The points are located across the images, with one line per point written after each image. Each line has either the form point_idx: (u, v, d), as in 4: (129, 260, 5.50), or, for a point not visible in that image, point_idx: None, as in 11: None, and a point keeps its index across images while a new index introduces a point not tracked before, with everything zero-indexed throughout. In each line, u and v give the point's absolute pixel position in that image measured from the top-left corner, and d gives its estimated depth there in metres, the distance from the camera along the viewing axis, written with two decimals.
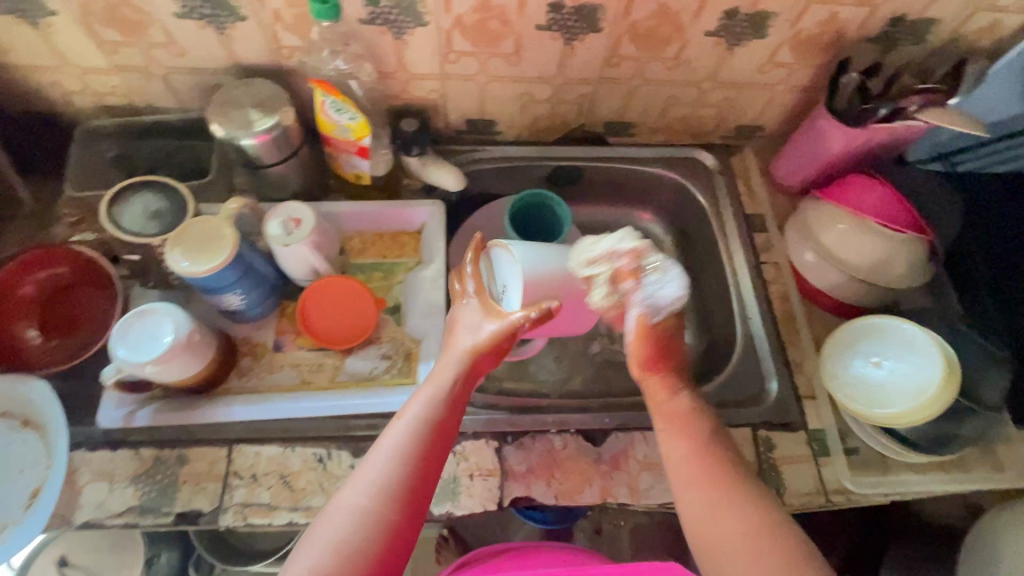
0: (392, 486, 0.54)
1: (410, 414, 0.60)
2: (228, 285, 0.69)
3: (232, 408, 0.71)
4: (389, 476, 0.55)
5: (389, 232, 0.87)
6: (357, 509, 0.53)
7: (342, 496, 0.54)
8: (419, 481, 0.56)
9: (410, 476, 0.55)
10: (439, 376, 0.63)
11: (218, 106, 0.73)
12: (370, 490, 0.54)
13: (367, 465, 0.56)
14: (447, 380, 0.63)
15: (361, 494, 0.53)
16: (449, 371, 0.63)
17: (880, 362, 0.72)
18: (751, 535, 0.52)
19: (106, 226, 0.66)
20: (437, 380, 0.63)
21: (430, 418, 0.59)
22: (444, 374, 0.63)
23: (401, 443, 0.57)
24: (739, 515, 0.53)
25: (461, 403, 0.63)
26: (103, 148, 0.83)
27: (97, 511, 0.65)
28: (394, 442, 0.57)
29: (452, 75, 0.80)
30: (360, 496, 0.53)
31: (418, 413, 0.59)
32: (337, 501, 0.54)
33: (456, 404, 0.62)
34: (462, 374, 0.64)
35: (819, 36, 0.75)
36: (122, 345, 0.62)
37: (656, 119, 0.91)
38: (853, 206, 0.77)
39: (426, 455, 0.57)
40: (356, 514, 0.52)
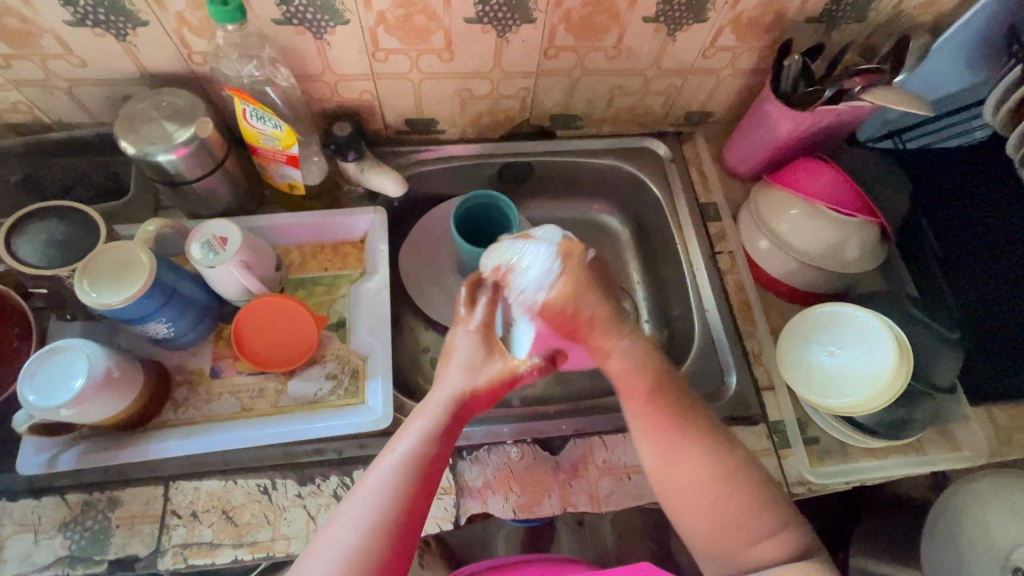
0: (384, 523, 0.53)
1: (404, 446, 0.58)
2: (149, 314, 0.64)
3: (166, 444, 0.67)
4: (381, 513, 0.53)
5: (330, 243, 0.82)
6: (344, 547, 0.51)
7: (327, 532, 0.53)
8: (406, 519, 0.54)
9: (401, 513, 0.53)
10: (432, 406, 0.61)
11: (127, 120, 0.68)
12: (360, 528, 0.52)
13: (356, 500, 0.54)
14: (441, 408, 0.60)
15: (350, 531, 0.52)
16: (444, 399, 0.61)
17: (835, 350, 0.71)
18: (710, 482, 0.57)
19: (5, 260, 0.61)
20: (431, 408, 0.60)
21: (423, 450, 0.57)
22: (436, 401, 0.61)
23: (395, 477, 0.55)
24: (701, 462, 0.57)
25: (456, 432, 0.61)
26: (10, 170, 0.77)
27: (21, 566, 0.61)
28: (388, 476, 0.55)
29: (383, 74, 0.75)
30: (350, 533, 0.52)
31: (409, 449, 0.57)
32: (324, 539, 0.52)
33: (448, 437, 0.60)
34: (456, 401, 0.61)
35: (759, 18, 0.73)
36: (31, 389, 0.57)
37: (603, 109, 0.88)
38: (803, 191, 0.75)
39: (420, 489, 0.55)
40: (345, 553, 0.51)
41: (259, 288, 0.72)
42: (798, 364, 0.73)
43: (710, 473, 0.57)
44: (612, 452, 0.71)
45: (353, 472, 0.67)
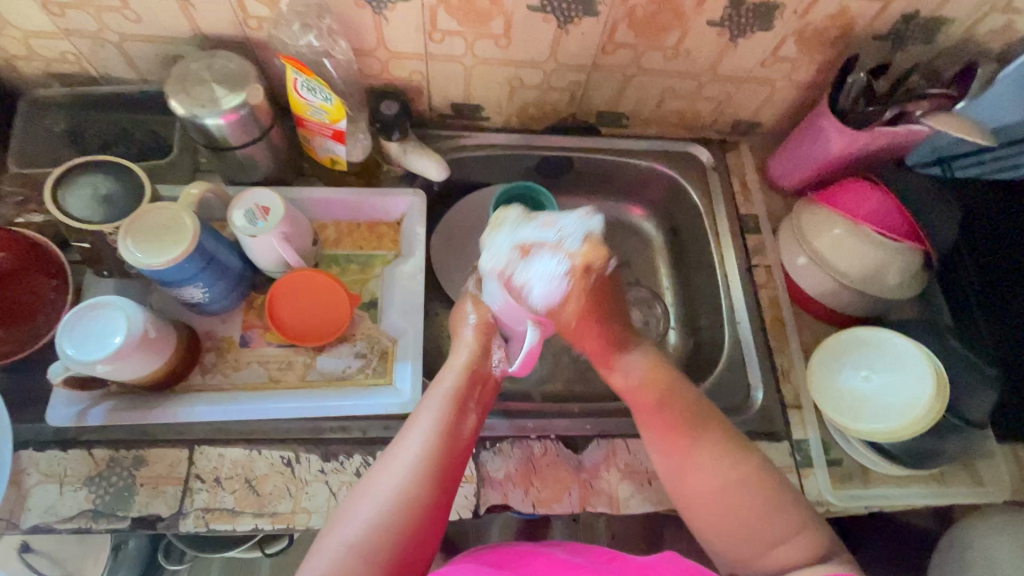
0: (403, 498, 0.56)
1: (420, 426, 0.61)
2: (189, 277, 0.64)
3: (194, 408, 0.67)
4: (401, 488, 0.56)
5: (366, 221, 0.82)
6: (369, 519, 0.54)
7: (352, 506, 0.56)
8: (432, 484, 0.57)
9: (424, 478, 0.57)
10: (451, 380, 0.65)
11: (178, 80, 0.67)
12: (382, 502, 0.55)
13: (378, 479, 0.57)
14: (454, 388, 0.64)
15: (373, 504, 0.55)
16: (454, 382, 0.65)
17: (868, 376, 0.71)
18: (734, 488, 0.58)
19: (51, 211, 0.61)
20: (441, 391, 0.64)
21: (439, 429, 0.61)
22: (447, 382, 0.65)
23: (420, 446, 0.59)
24: (713, 470, 0.59)
25: (470, 410, 0.64)
26: (52, 120, 0.76)
27: (45, 515, 0.61)
28: (406, 455, 0.59)
29: (436, 55, 0.74)
30: (372, 505, 0.55)
31: (434, 419, 0.61)
32: (349, 511, 0.56)
33: (467, 408, 0.64)
34: (466, 384, 0.65)
35: (826, 31, 0.71)
36: (69, 343, 0.57)
37: (651, 110, 0.86)
38: (850, 211, 0.75)
39: (439, 465, 0.58)
40: (368, 524, 0.54)
41: (296, 260, 0.71)
42: (829, 385, 0.72)
43: (764, 508, 0.57)
44: (635, 455, 0.71)
45: (377, 453, 0.68)
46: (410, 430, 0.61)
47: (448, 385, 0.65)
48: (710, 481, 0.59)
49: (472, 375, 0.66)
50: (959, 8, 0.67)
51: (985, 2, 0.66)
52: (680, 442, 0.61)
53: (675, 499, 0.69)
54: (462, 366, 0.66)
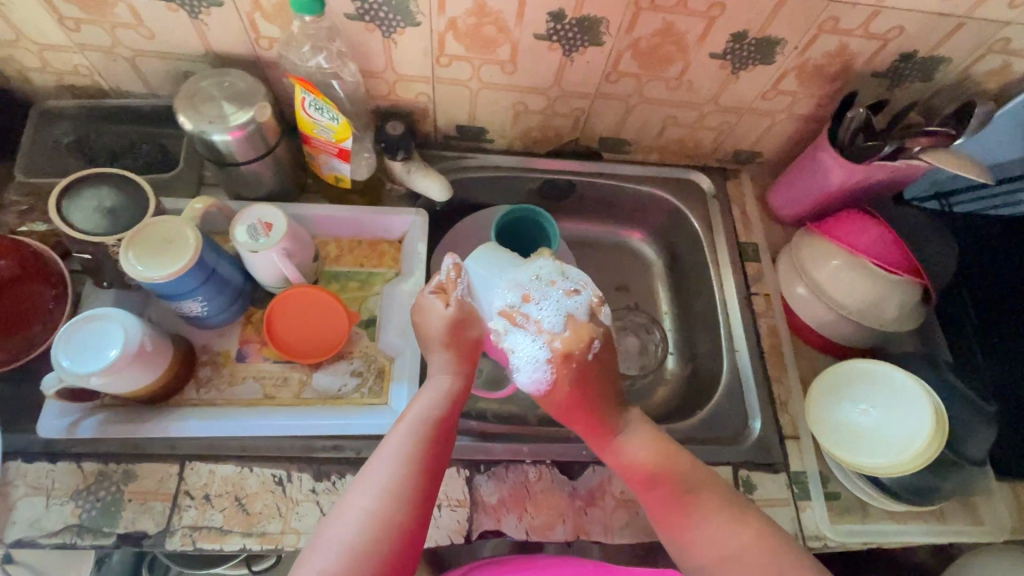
0: (380, 522, 0.52)
1: (394, 446, 0.58)
2: (187, 291, 0.64)
3: (187, 422, 0.67)
4: (377, 512, 0.53)
5: (367, 239, 0.82)
6: (345, 546, 0.51)
7: (325, 534, 0.52)
8: (411, 509, 0.54)
9: (400, 502, 0.54)
10: (427, 395, 0.63)
11: (187, 96, 0.68)
12: (356, 526, 0.52)
13: (350, 504, 0.54)
14: (430, 406, 0.62)
15: (348, 530, 0.52)
16: (431, 400, 0.62)
17: (867, 409, 0.70)
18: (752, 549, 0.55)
19: (55, 222, 0.61)
20: (416, 410, 0.61)
21: (415, 448, 0.58)
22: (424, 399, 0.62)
23: (396, 468, 0.56)
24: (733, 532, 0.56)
25: (448, 429, 0.61)
26: (60, 131, 0.77)
27: (30, 530, 0.60)
28: (380, 477, 0.55)
29: (442, 79, 0.75)
30: (346, 532, 0.51)
31: (409, 438, 0.58)
32: (320, 540, 0.52)
33: (443, 426, 0.61)
34: (442, 402, 0.62)
35: (825, 67, 0.72)
36: (65, 354, 0.57)
37: (653, 138, 0.87)
38: (849, 243, 0.75)
39: (415, 486, 0.55)
40: (343, 551, 0.50)
41: (296, 277, 0.71)
42: (827, 418, 0.72)
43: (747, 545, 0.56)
44: (630, 484, 0.70)
45: None
46: (382, 451, 0.58)
47: (425, 403, 0.62)
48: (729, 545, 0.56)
49: (449, 393, 0.63)
50: (956, 48, 0.69)
51: (981, 44, 0.68)
52: (679, 507, 0.59)
53: None
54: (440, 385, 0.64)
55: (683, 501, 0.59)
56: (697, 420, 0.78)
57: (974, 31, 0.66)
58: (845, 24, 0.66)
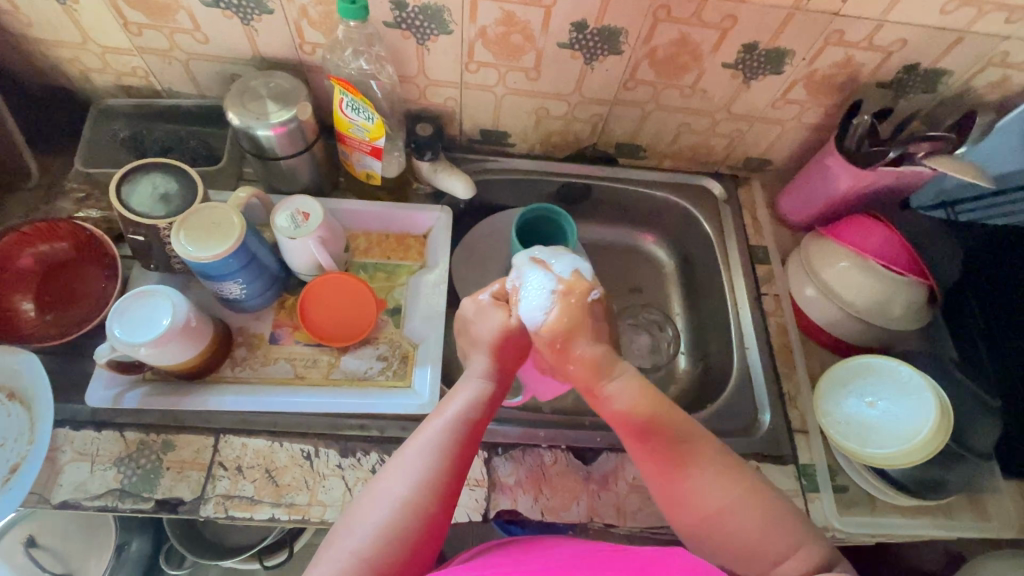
0: (410, 512, 0.54)
1: (430, 434, 0.59)
2: (230, 273, 0.68)
3: (224, 397, 0.71)
4: (408, 501, 0.55)
5: (394, 233, 0.87)
6: (376, 530, 0.53)
7: (359, 514, 0.55)
8: (439, 499, 0.56)
9: (430, 492, 0.56)
10: (465, 387, 0.63)
11: (236, 95, 0.74)
12: (389, 510, 0.54)
13: (383, 488, 0.56)
14: (470, 397, 0.62)
15: (380, 514, 0.54)
16: (468, 397, 0.62)
17: (873, 403, 0.73)
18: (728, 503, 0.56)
19: (115, 205, 0.66)
20: (453, 405, 0.62)
21: (452, 438, 0.59)
22: (464, 392, 0.63)
23: (429, 458, 0.57)
24: (713, 486, 0.56)
25: (482, 428, 0.62)
26: (115, 127, 0.83)
27: (75, 492, 0.64)
28: (413, 465, 0.57)
29: (470, 84, 0.81)
30: (378, 516, 0.54)
31: (442, 430, 0.59)
32: (355, 519, 0.55)
33: (479, 420, 0.61)
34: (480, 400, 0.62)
35: (833, 77, 0.77)
36: (118, 325, 0.61)
37: (667, 144, 0.92)
38: (855, 245, 0.78)
39: (446, 481, 0.57)
40: (374, 535, 0.53)
41: (329, 264, 0.76)
42: (835, 411, 0.74)
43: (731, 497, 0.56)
44: (643, 470, 0.72)
45: (393, 452, 0.70)
46: (417, 441, 0.59)
47: (462, 399, 0.62)
48: (715, 496, 0.56)
49: (486, 393, 0.63)
50: (957, 61, 0.73)
51: (981, 57, 0.72)
52: (669, 465, 0.58)
53: None
54: (478, 382, 0.64)
55: (667, 462, 0.58)
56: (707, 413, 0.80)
57: (974, 44, 0.70)
58: (850, 37, 0.70)
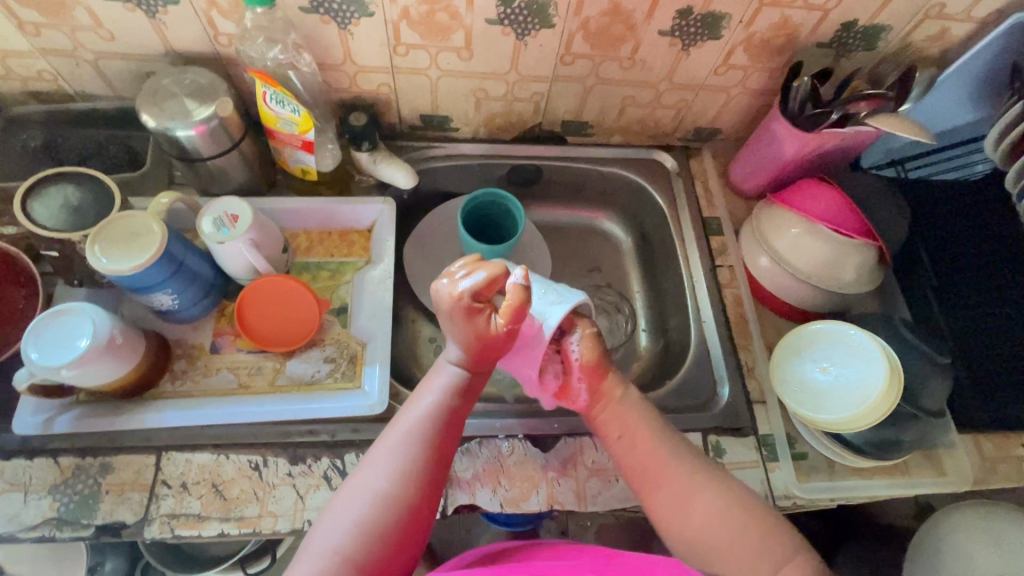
0: (391, 503, 0.54)
1: (406, 429, 0.59)
2: (156, 284, 0.65)
3: (163, 414, 0.68)
4: (383, 492, 0.55)
5: (337, 230, 0.84)
6: (353, 523, 0.53)
7: (336, 509, 0.55)
8: (417, 491, 0.56)
9: (407, 485, 0.55)
10: (438, 382, 0.62)
11: (149, 95, 0.69)
12: (366, 506, 0.54)
13: (358, 483, 0.56)
14: (444, 395, 0.61)
15: (361, 510, 0.54)
16: (444, 386, 0.61)
17: (827, 367, 0.73)
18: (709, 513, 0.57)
19: (21, 221, 0.63)
20: (430, 396, 0.61)
21: (425, 432, 0.58)
22: (438, 384, 0.62)
23: (404, 454, 0.57)
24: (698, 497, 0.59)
25: (460, 417, 0.61)
26: (26, 136, 0.78)
27: (9, 525, 0.61)
28: (389, 461, 0.56)
29: (401, 68, 0.77)
30: (358, 511, 0.54)
31: (416, 426, 0.59)
32: (332, 516, 0.54)
33: (453, 416, 0.60)
34: (455, 394, 0.61)
35: (772, 39, 0.75)
36: (35, 348, 0.58)
37: (614, 119, 0.90)
38: (806, 210, 0.77)
39: (424, 471, 0.57)
40: (355, 529, 0.53)
41: (265, 267, 0.73)
42: (790, 379, 0.74)
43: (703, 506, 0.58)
44: (602, 453, 0.71)
45: (345, 455, 0.68)
46: (395, 437, 0.58)
47: (437, 391, 0.61)
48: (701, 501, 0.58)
49: (462, 382, 0.62)
50: (894, 15, 0.71)
51: (917, 10, 0.70)
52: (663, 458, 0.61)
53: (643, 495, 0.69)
54: (453, 371, 0.62)
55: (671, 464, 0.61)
56: (666, 391, 0.80)
57: None
58: None
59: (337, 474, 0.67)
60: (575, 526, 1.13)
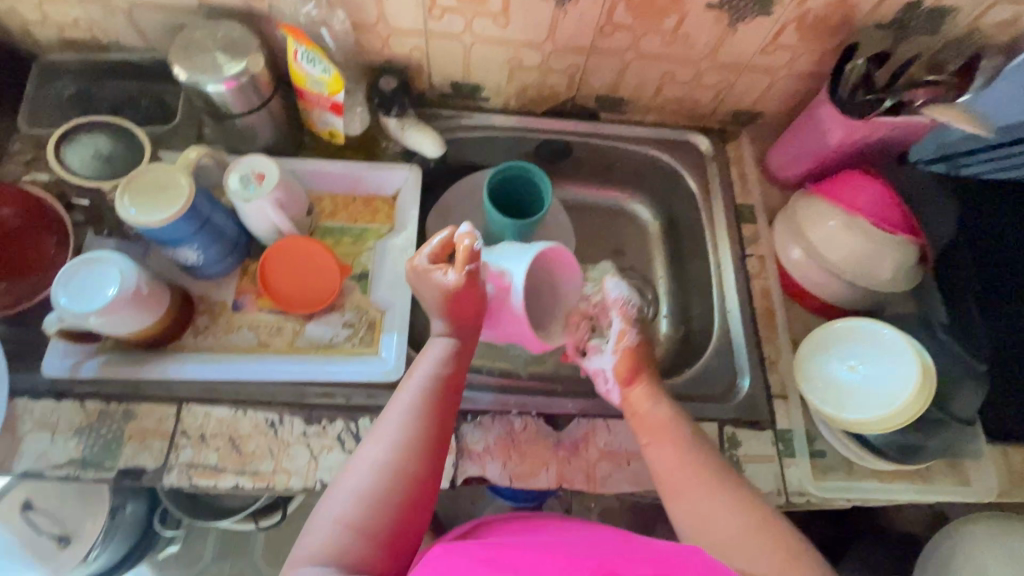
0: (391, 473, 0.55)
1: (402, 400, 0.59)
2: (182, 238, 0.65)
3: (185, 365, 0.69)
4: (385, 461, 0.55)
5: (361, 195, 0.83)
6: (358, 495, 0.53)
7: (342, 482, 0.55)
8: (418, 459, 0.56)
9: (407, 454, 0.56)
10: (431, 353, 0.63)
11: (181, 48, 0.69)
12: (369, 476, 0.54)
13: (362, 455, 0.56)
14: (437, 364, 0.62)
15: (362, 480, 0.54)
16: (436, 356, 0.62)
17: (854, 366, 0.71)
18: (740, 525, 0.55)
19: (52, 167, 0.63)
20: (424, 367, 0.62)
21: (423, 402, 0.59)
22: (433, 354, 0.63)
23: (403, 423, 0.57)
24: (724, 506, 0.56)
25: (455, 384, 0.62)
26: (61, 85, 0.79)
27: (36, 462, 0.64)
28: (387, 431, 0.57)
29: (435, 32, 0.75)
30: (362, 482, 0.54)
31: (412, 397, 0.59)
32: (338, 488, 0.55)
33: (449, 383, 0.61)
34: (448, 362, 0.62)
35: (827, 18, 0.70)
36: (64, 293, 0.59)
37: (650, 97, 0.86)
38: (846, 202, 0.73)
39: (423, 439, 0.57)
40: (359, 499, 0.53)
41: (289, 228, 0.72)
42: (815, 376, 0.72)
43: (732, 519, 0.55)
44: (614, 436, 0.71)
45: (359, 419, 0.69)
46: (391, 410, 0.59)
47: (429, 361, 0.62)
48: (723, 510, 0.56)
49: (452, 349, 0.63)
50: None
51: None
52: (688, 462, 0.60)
53: (653, 481, 0.69)
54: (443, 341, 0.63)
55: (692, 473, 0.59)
56: (685, 379, 0.78)
57: None
58: None
59: (350, 437, 0.68)
60: (581, 507, 1.13)
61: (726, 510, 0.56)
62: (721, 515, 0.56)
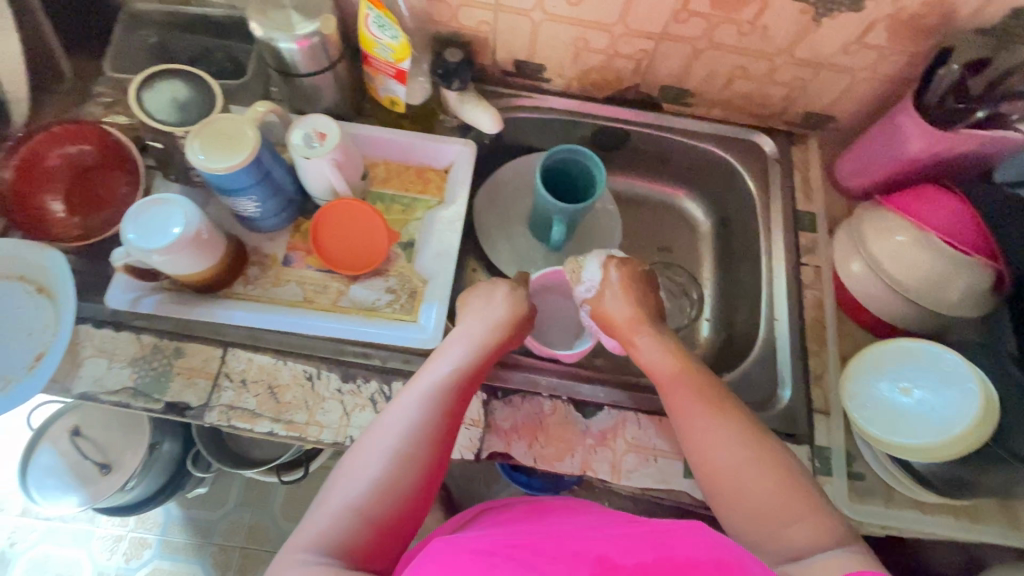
0: (403, 460, 0.54)
1: (419, 391, 0.59)
2: (243, 188, 0.67)
3: (233, 312, 0.72)
4: (398, 447, 0.55)
5: (415, 165, 0.84)
6: (369, 478, 0.53)
7: (351, 464, 0.54)
8: (432, 449, 0.56)
9: (421, 443, 0.55)
10: (453, 351, 0.63)
11: (259, 3, 0.70)
12: (382, 461, 0.54)
13: (373, 440, 0.56)
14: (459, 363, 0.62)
15: (374, 466, 0.53)
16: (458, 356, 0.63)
17: (908, 389, 0.67)
18: (741, 462, 0.56)
19: (131, 107, 0.66)
20: (443, 363, 0.62)
21: (441, 394, 0.59)
22: (454, 352, 0.63)
23: (419, 411, 0.57)
24: (726, 438, 0.57)
25: (473, 385, 0.62)
26: (146, 34, 0.82)
27: (93, 386, 0.68)
28: (403, 418, 0.57)
29: (506, 7, 0.74)
30: (373, 466, 0.53)
31: (430, 388, 0.59)
32: (348, 470, 0.54)
33: (468, 382, 0.61)
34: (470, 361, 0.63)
35: (922, 18, 0.66)
36: (132, 229, 0.62)
37: (718, 90, 0.83)
38: (919, 217, 0.69)
39: (438, 429, 0.57)
40: (371, 484, 0.52)
41: (343, 190, 0.74)
42: (862, 395, 0.68)
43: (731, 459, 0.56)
44: (644, 431, 0.70)
45: (393, 383, 0.70)
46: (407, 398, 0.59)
47: (449, 359, 0.62)
48: (720, 441, 0.57)
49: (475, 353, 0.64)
50: None
51: None
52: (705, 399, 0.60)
53: (679, 480, 0.68)
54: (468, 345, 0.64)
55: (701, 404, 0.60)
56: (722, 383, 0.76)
57: None
58: None
59: (383, 399, 0.69)
60: None
61: (730, 447, 0.56)
62: (721, 450, 0.56)
